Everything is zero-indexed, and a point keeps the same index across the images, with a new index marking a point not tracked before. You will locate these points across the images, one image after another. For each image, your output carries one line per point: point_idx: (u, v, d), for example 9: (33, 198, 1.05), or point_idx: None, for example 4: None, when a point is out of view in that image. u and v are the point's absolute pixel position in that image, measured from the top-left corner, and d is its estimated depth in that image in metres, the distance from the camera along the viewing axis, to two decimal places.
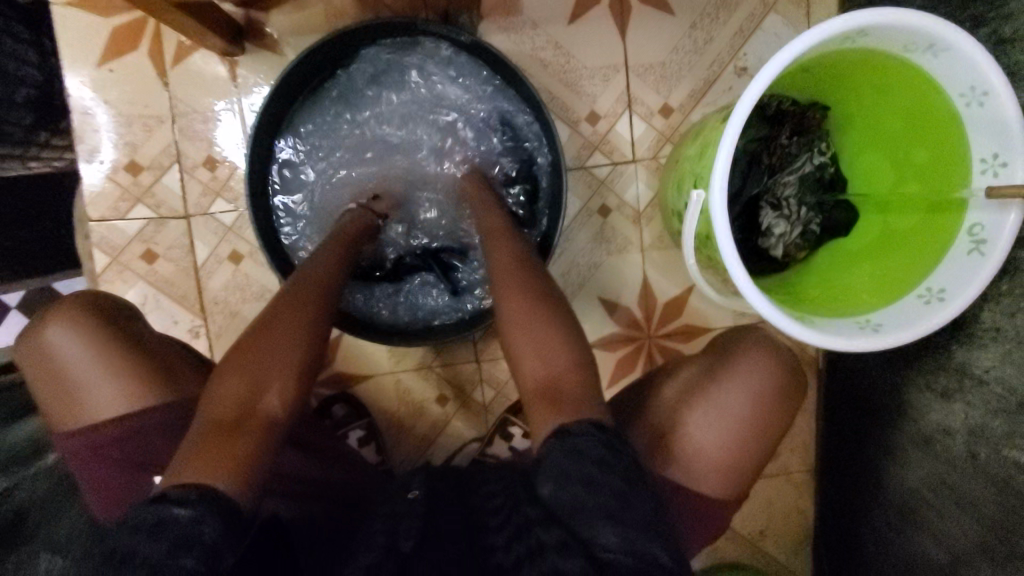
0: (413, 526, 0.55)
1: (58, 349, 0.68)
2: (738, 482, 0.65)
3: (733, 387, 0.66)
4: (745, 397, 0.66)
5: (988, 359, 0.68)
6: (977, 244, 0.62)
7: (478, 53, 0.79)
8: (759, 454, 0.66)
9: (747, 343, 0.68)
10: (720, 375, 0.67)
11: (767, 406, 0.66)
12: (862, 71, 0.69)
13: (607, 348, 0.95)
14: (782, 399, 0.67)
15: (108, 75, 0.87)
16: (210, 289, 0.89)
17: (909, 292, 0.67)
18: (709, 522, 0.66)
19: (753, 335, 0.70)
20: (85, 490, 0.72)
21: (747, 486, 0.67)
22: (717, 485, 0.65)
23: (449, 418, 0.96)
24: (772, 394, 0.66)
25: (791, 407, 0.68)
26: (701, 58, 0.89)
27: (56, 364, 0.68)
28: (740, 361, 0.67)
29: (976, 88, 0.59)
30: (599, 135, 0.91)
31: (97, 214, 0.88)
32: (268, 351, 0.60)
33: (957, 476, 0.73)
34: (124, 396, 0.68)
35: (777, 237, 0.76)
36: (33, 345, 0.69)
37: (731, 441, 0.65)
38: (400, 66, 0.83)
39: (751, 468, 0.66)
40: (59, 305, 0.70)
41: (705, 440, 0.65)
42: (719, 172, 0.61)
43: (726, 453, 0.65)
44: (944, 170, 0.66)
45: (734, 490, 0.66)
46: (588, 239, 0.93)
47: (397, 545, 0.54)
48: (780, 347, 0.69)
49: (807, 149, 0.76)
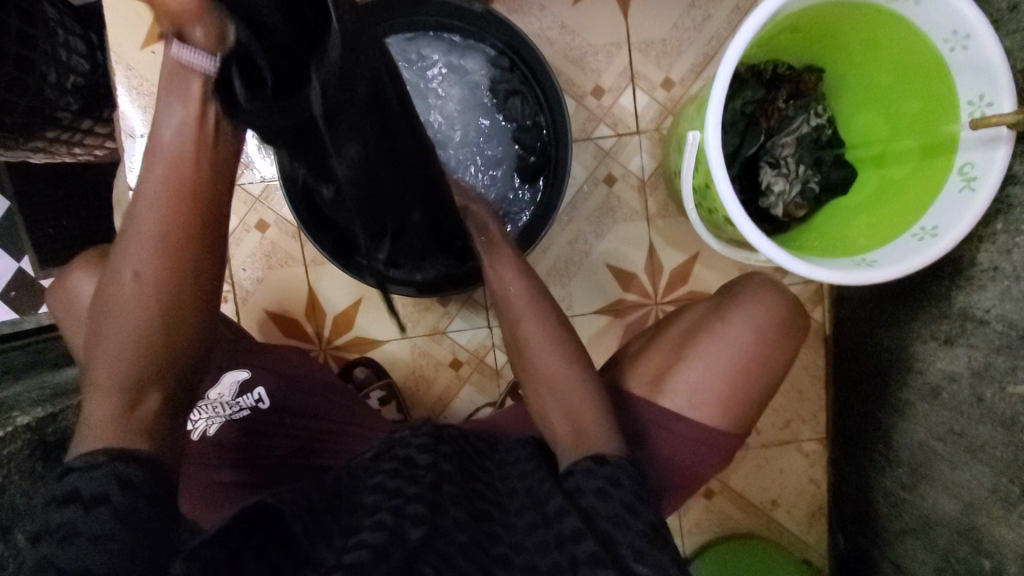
0: (420, 511, 0.48)
1: (85, 290, 0.69)
2: (743, 415, 0.68)
3: (733, 327, 0.67)
4: (753, 337, 0.67)
5: (988, 299, 0.69)
6: (968, 181, 0.64)
7: (524, 76, 0.85)
8: (764, 379, 0.68)
9: (749, 290, 0.69)
10: (722, 313, 0.69)
11: (767, 338, 0.67)
12: (851, 27, 0.72)
13: (614, 315, 0.97)
14: (780, 330, 0.68)
15: (150, 57, 0.95)
16: (238, 256, 0.97)
17: (903, 233, 0.69)
18: (715, 453, 0.67)
19: (756, 278, 0.72)
20: None
21: (755, 418, 0.69)
22: (722, 420, 0.67)
23: (462, 383, 0.99)
24: (768, 326, 0.68)
25: (797, 340, 0.69)
26: (700, 34, 0.94)
27: (81, 307, 0.69)
28: (744, 302, 0.68)
29: (959, 32, 0.62)
30: (604, 108, 0.95)
31: (138, 184, 0.96)
32: (126, 320, 0.52)
33: (964, 422, 0.73)
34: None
35: (776, 195, 0.79)
36: (64, 293, 0.70)
37: (732, 378, 0.67)
38: (477, 56, 0.87)
39: (758, 396, 0.68)
40: (82, 260, 0.71)
41: (705, 371, 0.67)
42: (713, 116, 0.63)
43: (729, 389, 0.67)
44: (934, 115, 0.69)
45: (743, 419, 0.68)
46: (595, 208, 0.97)
47: (404, 529, 0.46)
48: (783, 291, 0.70)
49: (803, 111, 0.80)
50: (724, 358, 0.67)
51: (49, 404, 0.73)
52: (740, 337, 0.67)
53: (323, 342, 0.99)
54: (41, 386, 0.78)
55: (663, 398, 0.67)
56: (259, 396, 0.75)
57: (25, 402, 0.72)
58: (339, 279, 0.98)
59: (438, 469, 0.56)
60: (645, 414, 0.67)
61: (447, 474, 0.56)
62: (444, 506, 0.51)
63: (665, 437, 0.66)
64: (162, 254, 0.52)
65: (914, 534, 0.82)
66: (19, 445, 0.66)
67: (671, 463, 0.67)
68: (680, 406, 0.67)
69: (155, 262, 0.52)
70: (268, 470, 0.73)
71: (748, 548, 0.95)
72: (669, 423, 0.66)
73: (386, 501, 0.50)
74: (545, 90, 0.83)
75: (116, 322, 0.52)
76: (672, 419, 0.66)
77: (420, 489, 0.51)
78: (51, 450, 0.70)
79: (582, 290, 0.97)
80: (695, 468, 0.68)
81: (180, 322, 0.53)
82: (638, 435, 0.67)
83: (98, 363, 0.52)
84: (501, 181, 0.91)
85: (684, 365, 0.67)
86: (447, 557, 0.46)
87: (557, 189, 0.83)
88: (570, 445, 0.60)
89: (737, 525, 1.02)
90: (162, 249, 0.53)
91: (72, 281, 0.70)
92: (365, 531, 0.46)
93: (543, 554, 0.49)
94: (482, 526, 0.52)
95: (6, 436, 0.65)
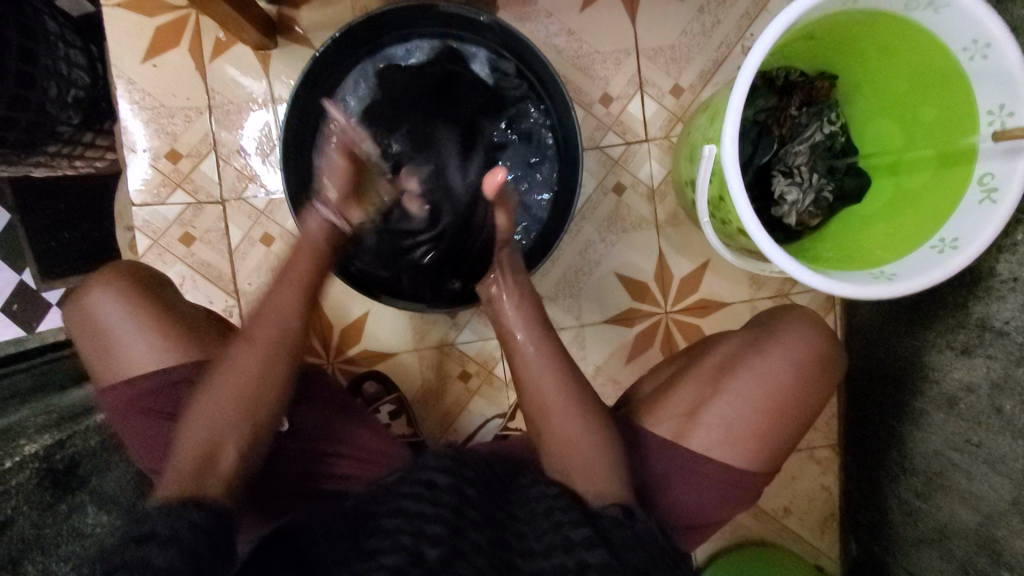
0: (439, 532, 0.48)
1: (103, 309, 0.68)
2: (772, 448, 0.67)
3: (766, 358, 0.67)
4: (786, 364, 0.66)
5: (1008, 310, 0.68)
6: (989, 193, 0.62)
7: (538, 86, 0.83)
8: (795, 417, 0.67)
9: (787, 320, 0.69)
10: (758, 347, 0.68)
11: (801, 369, 0.66)
12: (866, 33, 0.71)
13: (624, 324, 0.96)
14: (817, 363, 0.67)
15: (151, 69, 0.93)
16: (242, 272, 0.95)
17: (922, 245, 0.68)
18: (741, 488, 0.67)
19: (798, 311, 0.71)
20: (127, 442, 0.70)
21: (784, 453, 0.68)
22: (749, 451, 0.66)
23: (472, 395, 0.98)
24: (804, 357, 0.67)
25: (829, 380, 0.68)
26: (709, 40, 0.93)
27: (99, 327, 0.68)
28: (781, 331, 0.68)
29: (979, 41, 0.61)
30: (612, 116, 0.94)
31: (140, 199, 0.95)
32: (228, 388, 0.58)
33: (982, 434, 0.72)
34: (161, 353, 0.68)
35: (789, 205, 0.78)
36: (75, 312, 0.69)
37: (762, 408, 0.66)
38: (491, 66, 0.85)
39: (791, 429, 0.67)
40: (102, 275, 0.70)
41: (737, 402, 0.66)
42: (730, 127, 0.62)
43: (758, 419, 0.66)
44: (952, 124, 0.68)
45: (772, 453, 0.67)
46: (604, 217, 0.95)
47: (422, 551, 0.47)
48: (819, 322, 0.70)
49: (816, 118, 0.78)
50: (754, 388, 0.66)
51: (57, 430, 0.73)
52: (774, 365, 0.66)
53: (330, 355, 0.98)
54: (48, 409, 0.77)
55: (691, 428, 0.67)
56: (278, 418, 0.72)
57: (32, 427, 0.71)
58: (347, 292, 0.97)
59: (461, 493, 0.54)
60: (670, 453, 0.66)
61: (471, 498, 0.54)
62: (465, 528, 0.50)
63: (689, 468, 0.66)
64: (276, 361, 0.60)
65: (931, 545, 0.82)
66: (27, 474, 0.65)
67: (693, 494, 0.67)
68: (708, 437, 0.66)
69: (266, 363, 0.60)
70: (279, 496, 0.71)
71: (758, 557, 0.95)
72: (694, 464, 0.66)
73: (405, 521, 0.49)
74: (558, 98, 0.80)
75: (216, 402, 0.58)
76: (697, 460, 0.66)
77: (441, 509, 0.51)
78: (58, 478, 0.69)
79: (592, 299, 0.96)
80: (716, 502, 0.67)
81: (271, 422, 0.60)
82: (661, 465, 0.67)
83: (190, 435, 0.56)
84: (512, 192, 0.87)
85: (716, 396, 0.67)
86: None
87: (569, 198, 0.81)
88: (600, 495, 0.57)
89: (750, 533, 1.01)
90: (275, 358, 0.60)
91: (82, 303, 0.69)
92: (385, 553, 0.47)
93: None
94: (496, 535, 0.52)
95: (15, 466, 0.64)
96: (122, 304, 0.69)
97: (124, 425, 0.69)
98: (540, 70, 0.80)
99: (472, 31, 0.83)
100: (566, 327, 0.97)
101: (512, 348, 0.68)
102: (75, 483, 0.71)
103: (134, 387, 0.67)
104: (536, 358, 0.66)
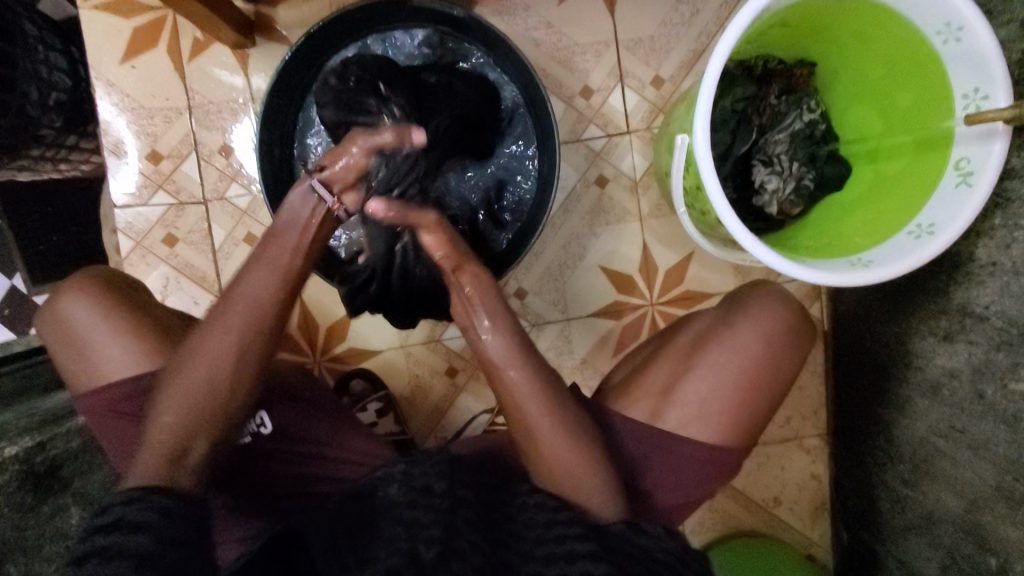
0: (434, 534, 0.46)
1: (76, 315, 0.69)
2: (749, 428, 0.67)
3: (740, 336, 0.66)
4: (760, 339, 0.66)
5: (988, 294, 0.68)
6: (964, 177, 0.62)
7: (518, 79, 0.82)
8: (770, 394, 0.67)
9: (764, 299, 0.68)
10: (730, 323, 0.67)
11: (776, 345, 0.66)
12: (841, 21, 0.71)
13: (609, 316, 0.96)
14: (790, 336, 0.67)
15: (130, 71, 0.93)
16: (227, 271, 0.95)
17: (901, 230, 0.67)
18: (721, 467, 0.67)
19: (771, 289, 0.70)
20: (105, 445, 0.70)
21: (758, 430, 0.68)
22: (722, 428, 0.66)
23: (460, 391, 0.98)
24: (778, 334, 0.67)
25: (803, 348, 0.68)
26: (689, 30, 0.92)
27: (75, 332, 0.69)
28: (752, 306, 0.68)
29: (951, 24, 0.60)
30: (593, 109, 0.94)
31: (123, 201, 0.95)
32: (195, 385, 0.57)
33: (965, 420, 0.72)
34: (136, 359, 0.68)
35: (770, 193, 0.77)
36: (54, 316, 0.69)
37: (738, 385, 0.66)
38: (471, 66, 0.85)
39: (767, 403, 0.67)
40: (76, 280, 0.71)
41: (713, 384, 0.66)
42: (701, 114, 0.62)
43: (734, 397, 0.66)
44: (929, 109, 0.67)
45: (749, 432, 0.67)
46: (587, 210, 0.95)
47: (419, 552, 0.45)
48: (788, 300, 0.69)
49: (795, 107, 0.78)
50: (729, 366, 0.66)
51: (39, 433, 0.72)
52: (748, 343, 0.66)
53: (317, 354, 0.99)
54: (32, 413, 0.77)
55: (668, 412, 0.67)
56: (261, 421, 0.72)
57: (14, 430, 0.72)
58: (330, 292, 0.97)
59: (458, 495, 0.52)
60: (650, 435, 0.66)
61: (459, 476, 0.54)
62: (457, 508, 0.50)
63: (666, 451, 0.66)
64: (235, 364, 0.57)
65: (918, 531, 0.82)
66: (6, 477, 0.65)
67: (674, 478, 0.67)
68: (684, 418, 0.66)
69: (227, 364, 0.57)
70: (258, 496, 0.73)
71: (746, 547, 0.95)
72: (671, 443, 0.66)
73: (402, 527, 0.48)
74: (535, 89, 0.79)
75: (176, 402, 0.57)
76: (677, 439, 0.66)
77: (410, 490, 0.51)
78: (39, 480, 0.69)
79: (578, 293, 0.96)
80: (696, 482, 0.67)
81: (234, 422, 0.59)
82: (641, 451, 0.66)
83: (157, 436, 0.56)
84: (494, 189, 0.87)
85: (690, 372, 0.67)
86: (449, 555, 0.45)
87: (548, 190, 0.80)
88: (602, 505, 0.59)
89: (740, 523, 1.01)
90: (236, 347, 0.57)
91: (62, 305, 0.69)
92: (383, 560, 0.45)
93: (547, 563, 0.48)
94: (499, 525, 0.52)
95: None
96: (98, 308, 0.69)
97: (101, 429, 0.69)
98: (519, 69, 0.80)
99: (450, 31, 0.83)
100: (552, 321, 0.97)
101: (484, 359, 0.62)
102: (58, 484, 0.71)
103: (106, 392, 0.67)
104: (522, 376, 0.60)
